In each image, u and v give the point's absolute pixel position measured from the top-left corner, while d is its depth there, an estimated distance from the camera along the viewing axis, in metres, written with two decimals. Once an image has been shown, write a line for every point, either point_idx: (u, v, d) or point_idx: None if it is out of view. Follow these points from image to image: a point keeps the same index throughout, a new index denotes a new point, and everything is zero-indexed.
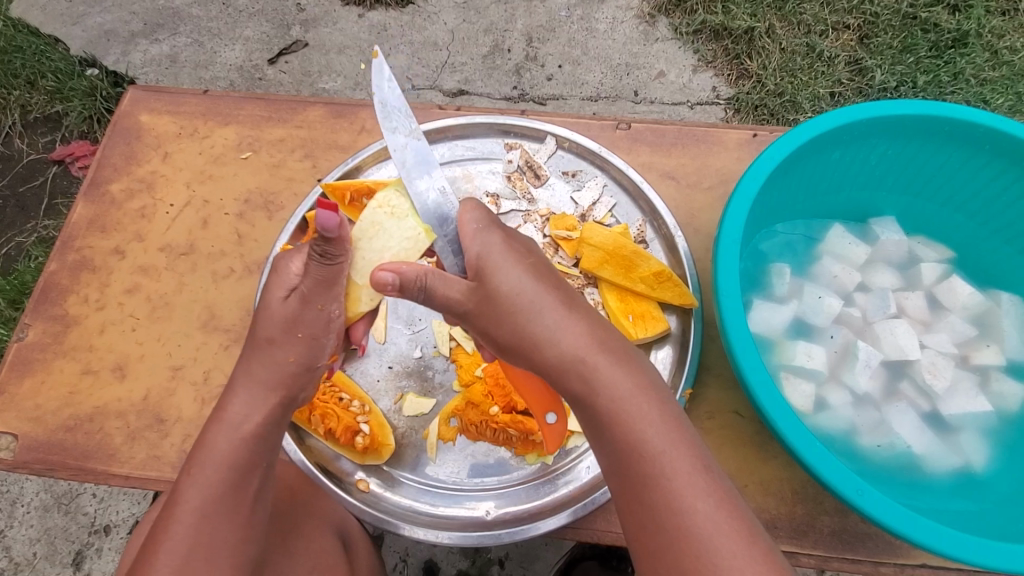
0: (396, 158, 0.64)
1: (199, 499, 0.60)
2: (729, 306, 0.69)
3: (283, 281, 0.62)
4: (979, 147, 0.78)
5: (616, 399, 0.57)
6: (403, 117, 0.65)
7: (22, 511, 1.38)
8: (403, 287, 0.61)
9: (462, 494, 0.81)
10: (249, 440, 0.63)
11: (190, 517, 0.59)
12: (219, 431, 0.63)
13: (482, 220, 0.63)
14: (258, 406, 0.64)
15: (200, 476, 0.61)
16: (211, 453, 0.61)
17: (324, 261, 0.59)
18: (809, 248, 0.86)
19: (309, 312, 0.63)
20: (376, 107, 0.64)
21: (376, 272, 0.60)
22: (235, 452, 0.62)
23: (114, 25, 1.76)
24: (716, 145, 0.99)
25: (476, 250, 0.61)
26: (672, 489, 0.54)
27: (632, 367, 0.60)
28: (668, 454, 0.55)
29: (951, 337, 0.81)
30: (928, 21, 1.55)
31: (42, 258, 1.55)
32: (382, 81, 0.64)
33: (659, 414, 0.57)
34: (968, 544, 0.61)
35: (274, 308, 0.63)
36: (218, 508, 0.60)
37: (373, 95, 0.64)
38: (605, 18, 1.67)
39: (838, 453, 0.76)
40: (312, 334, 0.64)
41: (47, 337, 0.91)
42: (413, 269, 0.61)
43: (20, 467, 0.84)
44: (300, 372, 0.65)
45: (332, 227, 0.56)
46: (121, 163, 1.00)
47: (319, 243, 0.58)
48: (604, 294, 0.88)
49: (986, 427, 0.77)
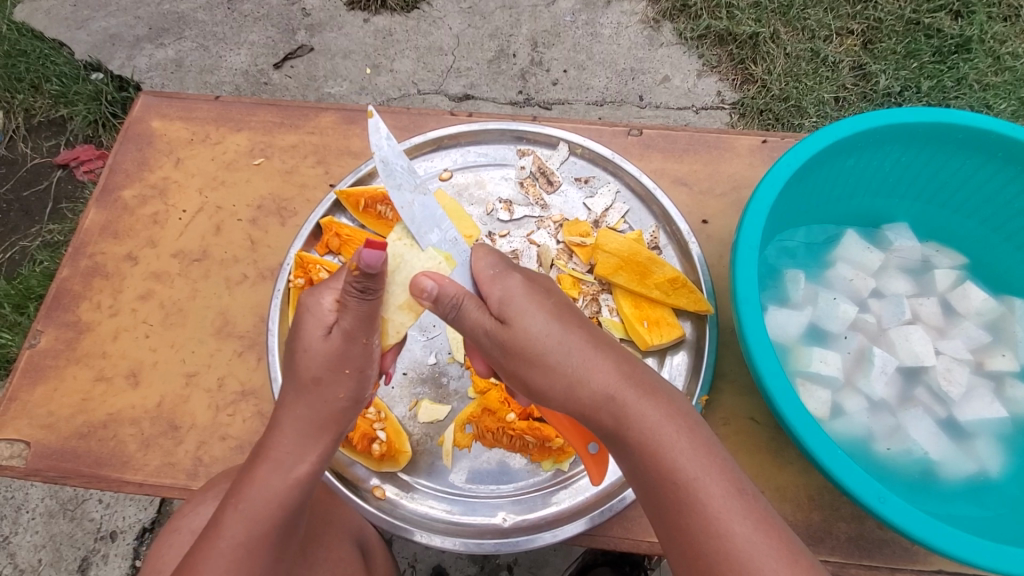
0: (404, 216, 0.65)
1: (245, 534, 0.59)
2: (748, 312, 0.69)
3: (319, 318, 0.61)
4: (992, 154, 0.78)
5: (646, 429, 0.58)
6: (405, 172, 0.65)
7: (27, 518, 1.37)
8: (439, 299, 0.60)
9: (478, 501, 0.81)
10: (300, 483, 0.62)
11: (236, 554, 0.58)
12: (270, 470, 0.62)
13: (497, 265, 0.64)
14: (311, 447, 0.63)
15: (248, 510, 0.60)
16: (259, 490, 0.61)
17: (364, 297, 0.57)
18: (823, 254, 0.86)
19: (353, 348, 0.61)
20: (377, 166, 0.64)
21: (418, 277, 0.59)
22: (288, 492, 0.62)
23: (120, 29, 1.76)
24: (728, 151, 0.99)
25: (498, 294, 0.61)
26: (708, 515, 0.54)
27: (660, 397, 0.60)
28: (700, 481, 0.55)
29: (965, 342, 0.82)
30: (932, 26, 1.56)
31: (47, 262, 1.54)
32: (380, 140, 0.64)
33: (688, 441, 0.57)
34: (989, 550, 0.61)
35: (315, 347, 0.61)
36: (262, 544, 0.60)
37: (374, 154, 0.64)
38: (609, 24, 1.67)
39: (855, 458, 0.76)
40: (358, 368, 0.63)
41: (60, 344, 0.91)
42: (454, 288, 0.60)
43: (33, 475, 0.84)
44: (348, 406, 0.64)
45: (375, 265, 0.54)
46: (133, 169, 1.00)
47: (361, 280, 0.55)
48: (619, 300, 0.88)
49: (1001, 432, 0.77)
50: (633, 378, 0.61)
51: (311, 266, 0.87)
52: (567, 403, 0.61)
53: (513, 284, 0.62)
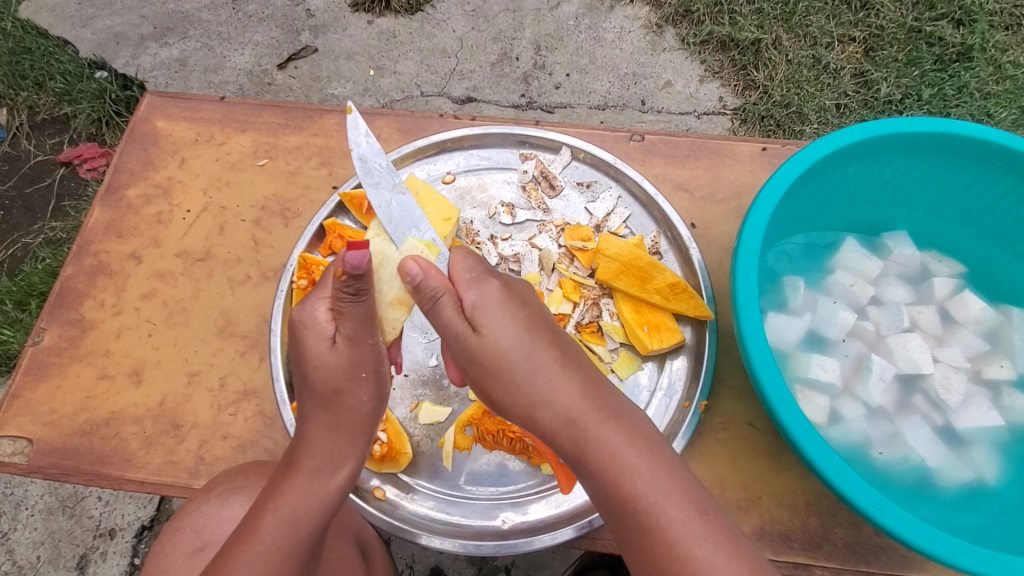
0: (381, 213, 0.68)
1: (284, 539, 0.59)
2: (747, 318, 0.70)
3: (319, 331, 0.62)
4: (992, 164, 0.79)
5: (606, 456, 0.58)
6: (382, 173, 0.69)
7: (26, 514, 1.37)
8: (422, 285, 0.61)
9: (477, 503, 0.81)
10: (339, 489, 0.64)
11: (274, 560, 0.58)
12: (309, 479, 0.62)
13: (474, 269, 0.64)
14: (345, 454, 0.65)
15: (291, 515, 0.60)
16: (298, 496, 0.61)
17: (356, 300, 0.58)
18: (823, 261, 0.87)
19: (361, 351, 0.62)
20: (356, 162, 0.67)
21: (404, 261, 0.61)
22: (329, 498, 0.63)
23: (125, 28, 1.77)
24: (729, 158, 1.00)
25: (472, 299, 0.61)
26: (668, 541, 0.55)
27: (622, 421, 0.60)
28: (660, 505, 0.56)
29: (964, 351, 0.82)
30: (933, 35, 1.56)
31: (50, 260, 1.54)
32: (359, 138, 0.68)
33: (649, 465, 0.58)
34: (983, 556, 0.61)
35: (324, 358, 0.62)
36: (302, 549, 0.60)
37: (352, 151, 0.67)
38: (612, 28, 1.68)
39: (852, 465, 0.76)
40: (375, 369, 0.64)
41: (63, 341, 0.91)
42: (438, 279, 0.61)
43: (34, 472, 0.84)
44: (372, 408, 0.65)
45: (361, 265, 0.55)
46: (138, 168, 1.01)
47: (350, 282, 0.57)
48: (619, 304, 0.88)
49: (998, 440, 0.78)
50: (599, 402, 0.61)
51: (315, 267, 0.88)
52: (529, 416, 0.61)
53: (489, 291, 0.62)
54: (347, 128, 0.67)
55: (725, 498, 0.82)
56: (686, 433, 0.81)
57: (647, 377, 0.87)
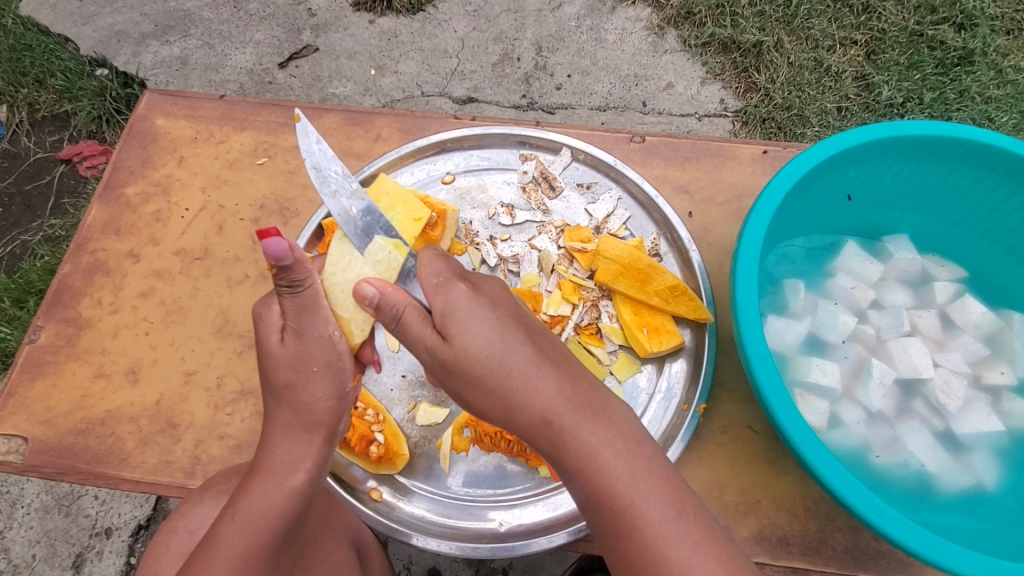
0: (342, 221, 0.69)
1: (242, 545, 0.59)
2: (746, 321, 0.69)
3: (270, 324, 0.62)
4: (993, 168, 0.79)
5: (582, 455, 0.58)
6: (339, 179, 0.69)
7: (22, 513, 1.37)
8: (381, 306, 0.61)
9: (474, 505, 0.81)
10: (296, 493, 0.63)
11: (235, 564, 0.58)
12: (265, 481, 0.62)
13: (442, 274, 0.63)
14: (304, 454, 0.64)
15: (246, 522, 0.60)
16: (257, 503, 0.61)
17: (292, 291, 0.58)
18: (823, 264, 0.87)
19: (309, 345, 0.62)
20: (312, 172, 0.68)
21: (358, 287, 0.61)
22: (286, 501, 0.62)
23: (126, 26, 1.76)
24: (730, 160, 0.99)
25: (440, 306, 0.61)
26: (646, 541, 0.55)
27: (601, 419, 0.60)
28: (637, 506, 0.56)
29: (964, 355, 0.82)
30: (934, 39, 1.56)
31: (49, 257, 1.53)
32: (311, 146, 0.68)
33: (625, 465, 0.57)
34: (983, 563, 0.61)
35: (276, 353, 0.62)
36: (260, 556, 0.60)
37: (306, 160, 0.68)
38: (614, 29, 1.68)
39: (851, 470, 0.76)
40: (328, 363, 0.63)
41: (60, 340, 0.91)
42: (396, 296, 0.61)
43: (30, 471, 0.84)
44: (334, 404, 0.64)
45: (283, 255, 0.54)
46: (136, 166, 1.01)
47: (281, 275, 0.57)
48: (619, 307, 0.87)
49: (998, 446, 0.77)
50: (576, 402, 0.60)
51: None
52: (508, 419, 0.62)
53: (456, 294, 0.61)
54: (300, 138, 0.67)
55: (723, 501, 0.81)
56: (683, 437, 0.81)
57: (646, 378, 0.87)
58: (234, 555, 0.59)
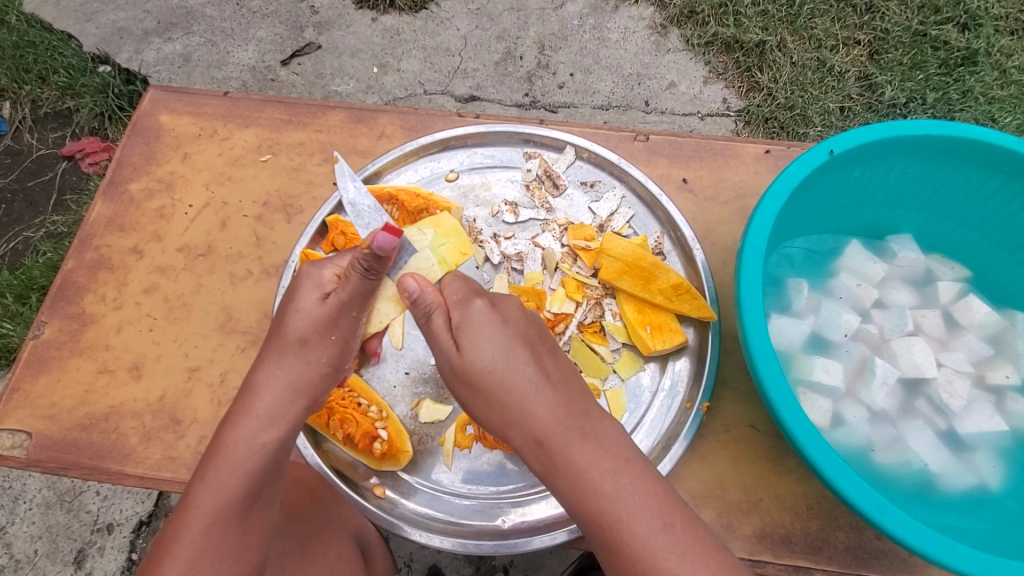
0: None
1: (211, 505, 0.62)
2: (751, 320, 0.69)
3: (318, 282, 0.66)
4: (998, 168, 0.79)
5: (572, 476, 0.58)
6: (370, 211, 0.75)
7: (24, 508, 1.37)
8: (417, 300, 0.63)
9: (478, 502, 0.81)
10: (265, 449, 0.64)
11: (211, 528, 0.61)
12: (239, 442, 0.64)
13: (462, 292, 0.65)
14: (283, 414, 0.66)
15: (213, 482, 0.62)
16: (227, 461, 0.63)
17: (366, 274, 0.62)
18: (827, 263, 0.86)
19: (344, 318, 0.66)
20: (348, 209, 0.74)
21: (405, 277, 0.63)
22: (252, 458, 0.64)
23: (128, 23, 1.77)
24: (734, 159, 0.99)
25: (458, 318, 0.62)
26: (635, 554, 0.55)
27: (592, 441, 0.59)
28: (624, 521, 0.56)
29: (967, 355, 0.82)
30: (938, 39, 1.56)
31: (51, 253, 1.53)
32: (347, 185, 0.75)
33: (612, 484, 0.57)
34: (986, 561, 0.61)
35: (308, 308, 0.66)
36: (229, 516, 0.62)
37: (343, 198, 0.75)
38: (616, 28, 1.68)
39: (854, 469, 0.76)
40: (345, 337, 0.68)
41: (64, 335, 0.91)
42: (434, 297, 0.64)
43: (33, 466, 0.84)
44: (328, 372, 0.69)
45: (385, 249, 0.58)
46: (140, 162, 1.01)
47: (368, 259, 0.60)
48: (623, 304, 0.87)
49: (1001, 445, 0.77)
50: (569, 424, 0.60)
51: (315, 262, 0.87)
52: (505, 432, 0.62)
53: (473, 311, 0.63)
54: (338, 179, 0.75)
55: (726, 500, 0.81)
56: (687, 435, 0.81)
57: (649, 377, 0.87)
58: (205, 514, 0.61)
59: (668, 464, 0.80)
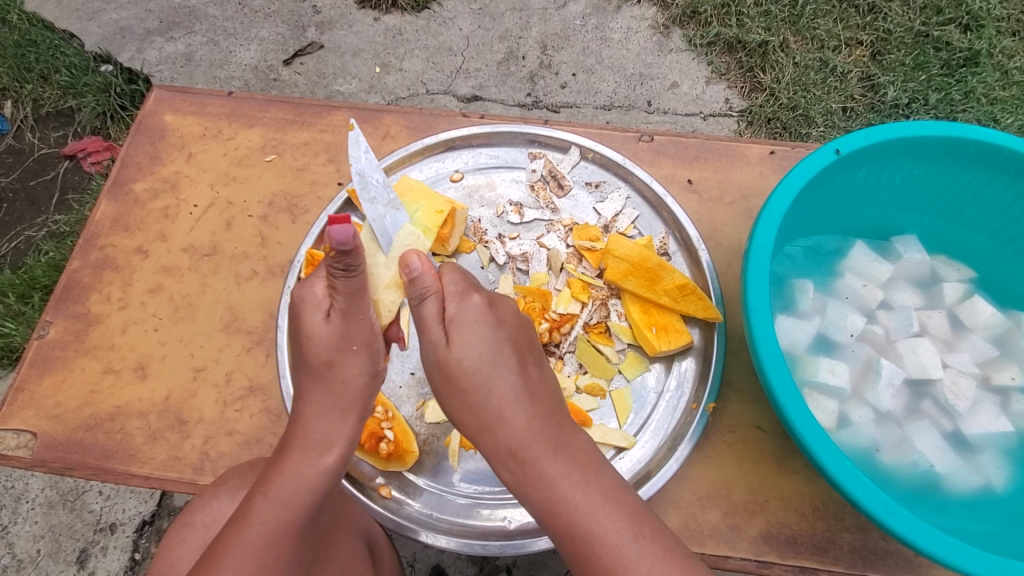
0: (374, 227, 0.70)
1: (273, 522, 0.59)
2: (758, 321, 0.69)
3: (316, 303, 0.63)
4: (1003, 169, 0.79)
5: (541, 489, 0.59)
6: (377, 186, 0.70)
7: (26, 508, 1.37)
8: (416, 280, 0.61)
9: (483, 503, 0.81)
10: (329, 470, 0.62)
11: (266, 542, 0.59)
12: (299, 460, 0.62)
13: (459, 283, 0.63)
14: (340, 432, 0.64)
15: (276, 497, 0.60)
16: (290, 478, 0.61)
17: (346, 275, 0.59)
18: (833, 264, 0.86)
19: (354, 326, 0.62)
20: (354, 179, 0.67)
21: (406, 253, 0.62)
22: (318, 478, 0.62)
23: (130, 22, 1.76)
24: (738, 159, 0.99)
25: (453, 309, 0.61)
26: (607, 566, 0.55)
27: (562, 452, 0.60)
28: (594, 533, 0.56)
29: (973, 356, 0.82)
30: (940, 39, 1.56)
31: (53, 252, 1.53)
32: (359, 154, 0.67)
33: (582, 495, 0.58)
34: (994, 562, 0.61)
35: (317, 330, 0.63)
36: (283, 534, 0.60)
37: (351, 166, 0.67)
38: (619, 29, 1.68)
39: (860, 469, 0.76)
40: (367, 344, 0.64)
41: (69, 335, 0.91)
42: (432, 280, 0.62)
43: (39, 466, 0.84)
44: (368, 381, 0.64)
45: (345, 241, 0.54)
46: (145, 162, 1.01)
47: (337, 258, 0.57)
48: (628, 305, 0.87)
49: (1007, 446, 0.77)
50: (542, 435, 0.60)
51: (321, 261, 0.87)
52: (477, 437, 0.62)
53: (469, 306, 0.61)
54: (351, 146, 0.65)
55: (731, 501, 0.81)
56: (693, 436, 0.81)
57: (655, 378, 0.87)
58: (263, 532, 0.59)
59: (674, 464, 0.80)
